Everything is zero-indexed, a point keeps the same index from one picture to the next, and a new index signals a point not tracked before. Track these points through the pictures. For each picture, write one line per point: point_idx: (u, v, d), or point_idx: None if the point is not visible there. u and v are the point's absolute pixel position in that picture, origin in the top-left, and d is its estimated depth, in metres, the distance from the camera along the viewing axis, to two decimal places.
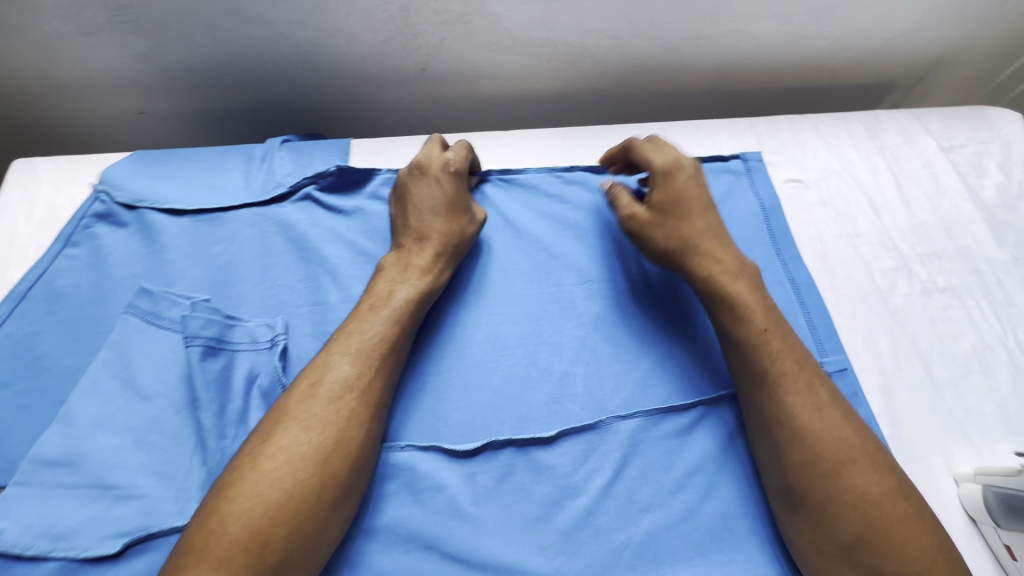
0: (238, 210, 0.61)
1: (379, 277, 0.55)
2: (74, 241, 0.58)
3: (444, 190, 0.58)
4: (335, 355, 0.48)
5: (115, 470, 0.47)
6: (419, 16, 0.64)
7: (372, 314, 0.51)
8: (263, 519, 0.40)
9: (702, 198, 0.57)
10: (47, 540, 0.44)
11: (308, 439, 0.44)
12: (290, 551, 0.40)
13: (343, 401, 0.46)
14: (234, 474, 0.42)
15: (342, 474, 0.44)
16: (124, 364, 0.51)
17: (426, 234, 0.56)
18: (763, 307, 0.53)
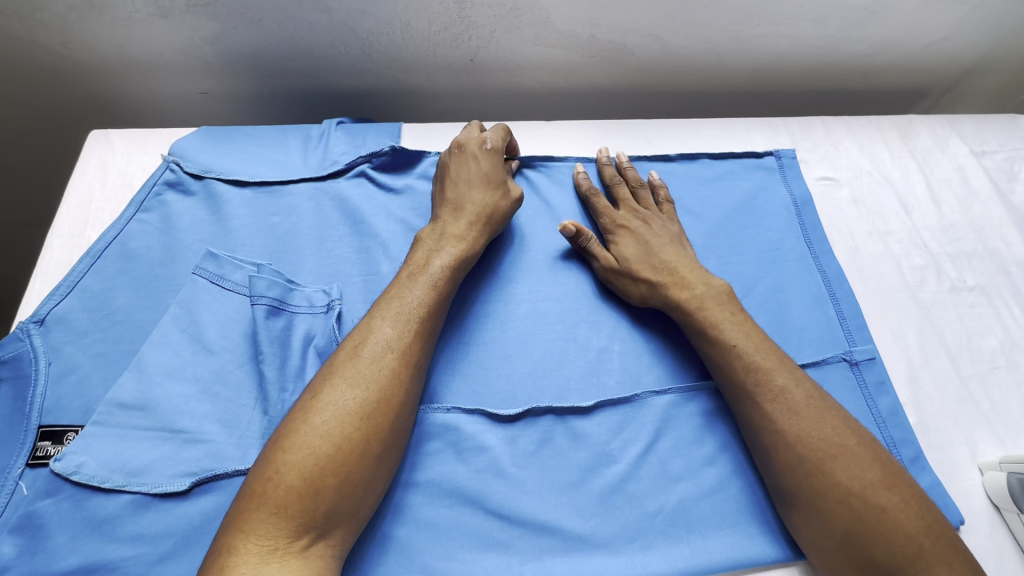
0: (297, 184, 0.65)
1: (419, 247, 0.56)
2: (146, 207, 0.62)
3: (481, 166, 0.61)
4: (376, 319, 0.49)
5: (184, 416, 0.50)
6: (472, 9, 0.67)
7: (412, 281, 0.52)
8: (315, 469, 0.41)
9: (660, 239, 0.61)
10: (123, 475, 0.47)
11: (353, 395, 0.44)
12: (340, 501, 0.41)
13: (386, 360, 0.47)
14: (286, 428, 0.43)
15: (388, 430, 0.45)
16: (192, 321, 0.54)
17: (463, 205, 0.59)
18: (738, 325, 0.55)
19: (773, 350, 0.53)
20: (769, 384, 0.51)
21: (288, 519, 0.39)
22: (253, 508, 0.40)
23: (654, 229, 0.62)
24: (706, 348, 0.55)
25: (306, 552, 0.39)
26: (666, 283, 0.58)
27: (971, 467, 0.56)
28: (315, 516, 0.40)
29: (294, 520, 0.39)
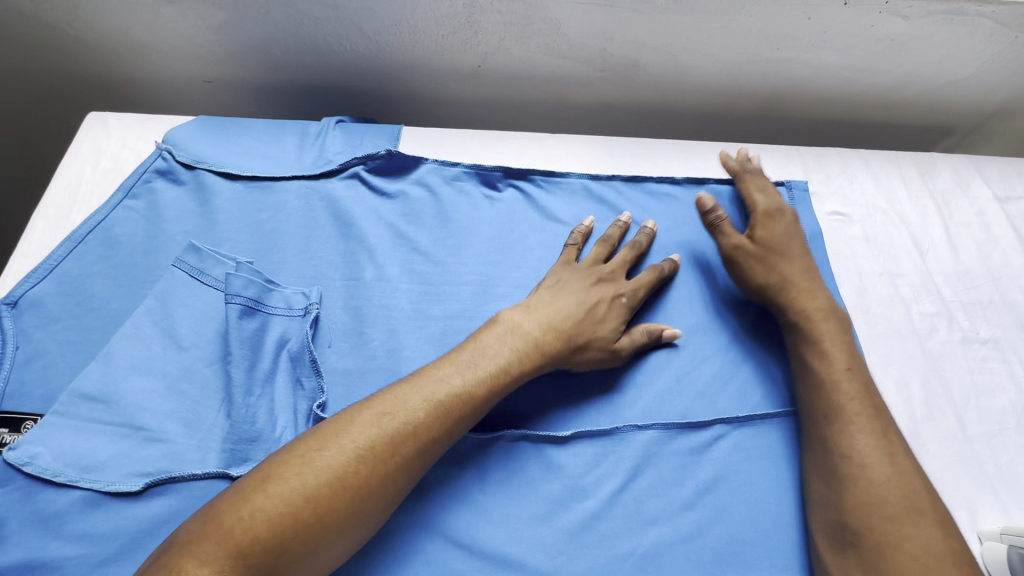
0: (288, 181, 0.63)
1: (490, 327, 0.52)
2: (134, 193, 0.61)
3: (606, 304, 0.56)
4: (415, 389, 0.46)
5: (146, 413, 0.49)
6: (482, 14, 0.66)
7: (475, 364, 0.48)
8: (287, 530, 0.38)
9: (801, 244, 0.60)
10: (77, 469, 0.46)
11: (357, 469, 0.41)
12: (293, 570, 0.38)
13: (406, 442, 0.43)
14: (280, 467, 0.40)
15: (371, 507, 0.41)
16: (165, 314, 0.53)
17: (557, 311, 0.54)
18: (846, 347, 0.53)
19: (875, 389, 0.52)
20: (860, 416, 0.49)
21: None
22: (205, 544, 0.36)
23: (799, 233, 0.61)
24: (807, 366, 0.53)
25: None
26: (797, 284, 0.57)
27: (970, 534, 0.52)
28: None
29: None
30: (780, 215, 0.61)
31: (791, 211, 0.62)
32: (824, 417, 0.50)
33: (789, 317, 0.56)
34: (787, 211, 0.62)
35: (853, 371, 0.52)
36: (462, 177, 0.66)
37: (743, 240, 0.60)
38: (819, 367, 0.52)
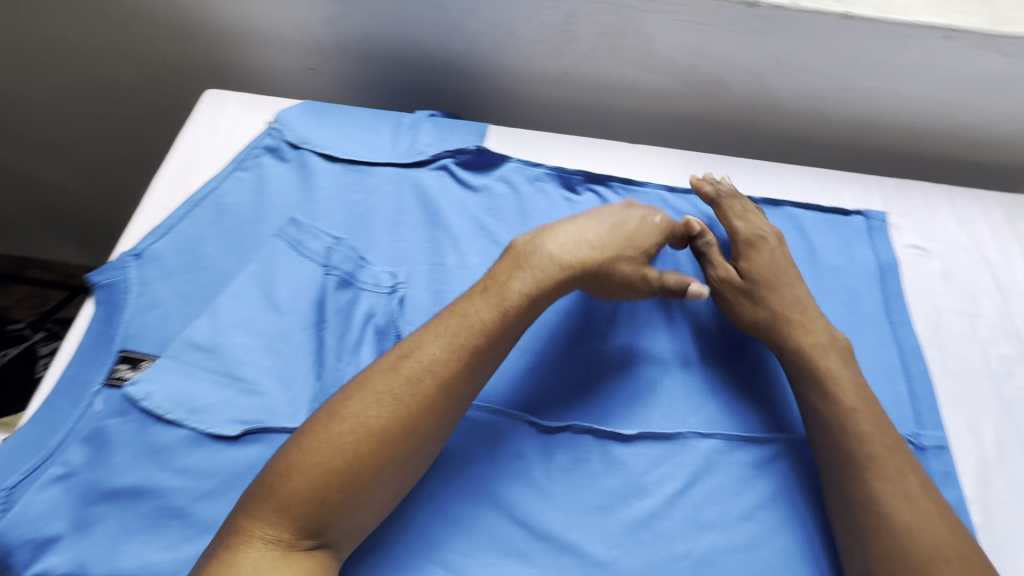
0: (383, 167, 0.67)
1: (505, 258, 0.53)
2: (245, 166, 0.66)
3: (635, 227, 0.57)
4: (428, 340, 0.47)
5: (246, 367, 0.54)
6: (578, 24, 0.69)
7: (484, 299, 0.50)
8: (324, 479, 0.41)
9: (788, 271, 0.61)
10: (184, 410, 0.51)
11: (376, 414, 0.44)
12: (341, 517, 0.41)
13: (425, 386, 0.45)
14: (312, 426, 0.44)
15: (399, 452, 0.44)
16: (267, 279, 0.58)
17: (585, 236, 0.54)
18: (853, 384, 0.53)
19: (893, 433, 0.51)
20: (880, 463, 0.49)
21: (288, 529, 0.40)
22: (259, 505, 0.41)
23: (786, 260, 0.62)
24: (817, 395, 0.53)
25: (302, 561, 0.40)
26: (790, 320, 0.57)
27: None
28: (317, 528, 0.41)
29: (294, 529, 0.40)
30: (763, 241, 0.62)
31: (773, 237, 0.63)
32: (843, 467, 0.49)
33: (788, 355, 0.56)
34: (770, 239, 0.63)
35: (860, 410, 0.51)
36: (544, 178, 0.68)
37: (730, 272, 0.61)
38: (826, 410, 0.52)
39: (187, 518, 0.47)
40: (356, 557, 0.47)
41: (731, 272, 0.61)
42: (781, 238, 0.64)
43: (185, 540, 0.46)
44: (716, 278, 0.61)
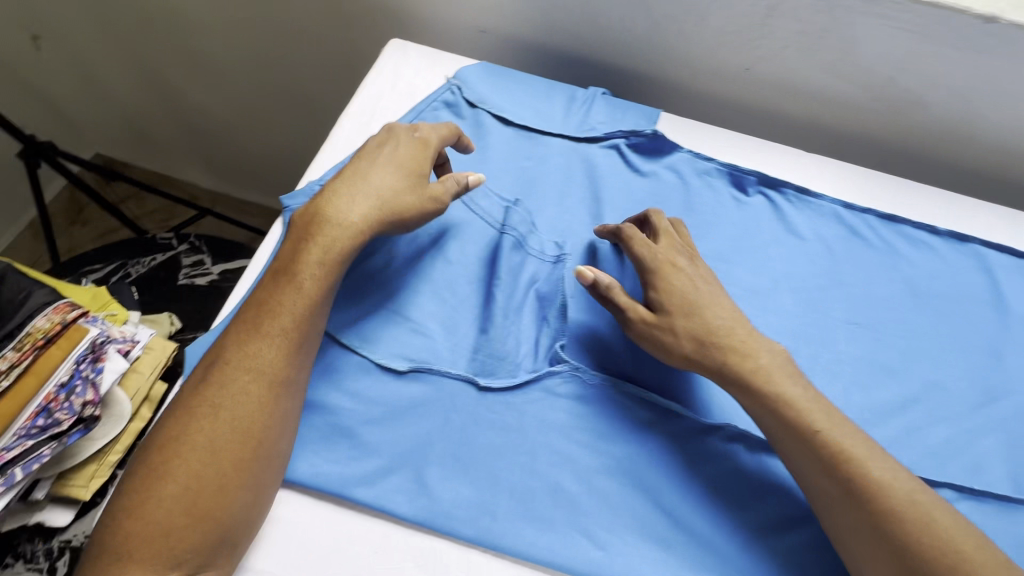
0: (555, 138, 0.68)
1: (289, 236, 0.53)
2: (423, 117, 0.68)
3: (405, 145, 0.57)
4: (231, 345, 0.48)
5: (415, 307, 0.56)
6: (779, 19, 0.65)
7: (278, 282, 0.50)
8: (166, 511, 0.43)
9: (709, 290, 0.54)
10: (356, 338, 0.54)
11: (200, 430, 0.45)
12: (200, 539, 0.43)
13: (240, 384, 0.47)
14: (139, 467, 0.45)
15: (239, 462, 0.45)
16: (440, 228, 0.60)
17: (377, 191, 0.54)
18: (810, 402, 0.49)
19: (902, 469, 0.47)
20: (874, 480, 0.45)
21: (142, 568, 0.42)
22: (108, 564, 0.42)
23: (701, 273, 0.55)
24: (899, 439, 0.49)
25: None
26: (732, 355, 0.51)
27: None
28: (180, 554, 0.42)
29: (147, 565, 0.42)
30: (671, 265, 0.55)
31: (676, 259, 0.55)
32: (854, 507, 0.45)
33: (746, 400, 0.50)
34: (676, 260, 0.55)
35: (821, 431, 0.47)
36: (714, 173, 0.66)
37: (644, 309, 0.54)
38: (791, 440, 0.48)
39: (356, 439, 0.50)
40: (506, 509, 0.48)
41: (641, 310, 0.53)
42: (690, 256, 0.57)
43: (355, 457, 0.49)
44: (636, 325, 0.53)
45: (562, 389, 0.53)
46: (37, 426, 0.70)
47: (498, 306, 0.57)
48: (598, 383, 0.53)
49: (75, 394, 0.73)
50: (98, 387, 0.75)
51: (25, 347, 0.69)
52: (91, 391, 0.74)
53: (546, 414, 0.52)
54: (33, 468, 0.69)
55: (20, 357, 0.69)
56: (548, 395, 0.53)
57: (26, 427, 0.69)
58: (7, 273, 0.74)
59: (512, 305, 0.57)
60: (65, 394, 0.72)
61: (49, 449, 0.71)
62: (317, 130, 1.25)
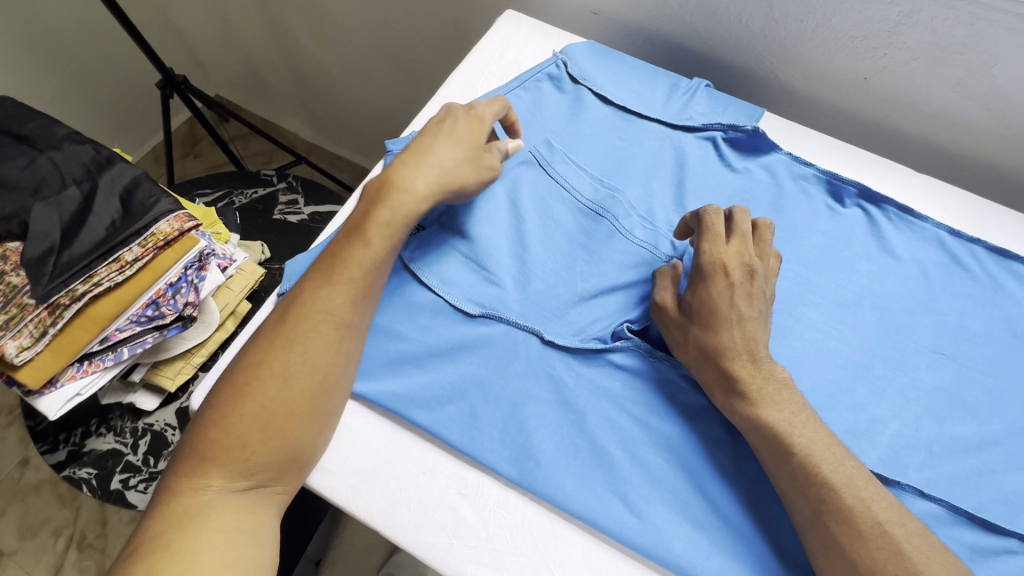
0: (651, 123, 0.68)
1: (360, 200, 0.55)
2: (526, 86, 0.70)
3: (461, 121, 0.58)
4: (306, 289, 0.51)
5: (491, 259, 0.59)
6: (911, 28, 0.62)
7: (348, 240, 0.53)
8: (242, 427, 0.46)
9: (742, 310, 0.51)
10: (435, 279, 0.57)
11: (275, 360, 0.48)
12: (271, 457, 0.46)
13: (313, 324, 0.50)
14: (217, 392, 0.48)
15: (309, 389, 0.48)
16: (514, 189, 0.63)
17: (440, 164, 0.55)
18: (793, 414, 0.48)
19: (891, 498, 0.45)
20: (842, 490, 0.44)
21: (220, 474, 0.45)
22: (188, 466, 0.46)
23: (748, 293, 0.52)
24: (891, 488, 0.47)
25: (243, 496, 0.45)
26: (741, 366, 0.49)
27: None
28: (253, 467, 0.46)
29: (224, 472, 0.45)
30: (722, 274, 0.52)
31: (735, 272, 0.52)
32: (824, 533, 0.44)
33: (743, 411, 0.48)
34: (732, 270, 0.52)
35: (801, 440, 0.46)
36: (811, 179, 0.64)
37: (672, 297, 0.54)
38: (776, 450, 0.47)
39: (421, 365, 0.54)
40: (551, 458, 0.50)
41: (677, 309, 0.54)
42: (750, 270, 0.53)
43: (416, 381, 0.53)
44: (663, 317, 0.54)
45: (620, 361, 0.55)
46: (146, 315, 0.80)
47: (565, 288, 0.58)
48: (656, 361, 0.54)
49: (180, 294, 0.82)
50: (198, 291, 0.84)
51: (147, 245, 0.77)
52: (193, 293, 0.83)
53: (601, 380, 0.54)
54: (136, 350, 0.80)
55: (142, 254, 0.76)
56: (606, 364, 0.55)
57: (137, 314, 0.79)
58: (139, 178, 0.81)
59: (577, 284, 0.58)
60: (172, 292, 0.82)
61: (151, 337, 0.81)
62: (417, 95, 1.31)
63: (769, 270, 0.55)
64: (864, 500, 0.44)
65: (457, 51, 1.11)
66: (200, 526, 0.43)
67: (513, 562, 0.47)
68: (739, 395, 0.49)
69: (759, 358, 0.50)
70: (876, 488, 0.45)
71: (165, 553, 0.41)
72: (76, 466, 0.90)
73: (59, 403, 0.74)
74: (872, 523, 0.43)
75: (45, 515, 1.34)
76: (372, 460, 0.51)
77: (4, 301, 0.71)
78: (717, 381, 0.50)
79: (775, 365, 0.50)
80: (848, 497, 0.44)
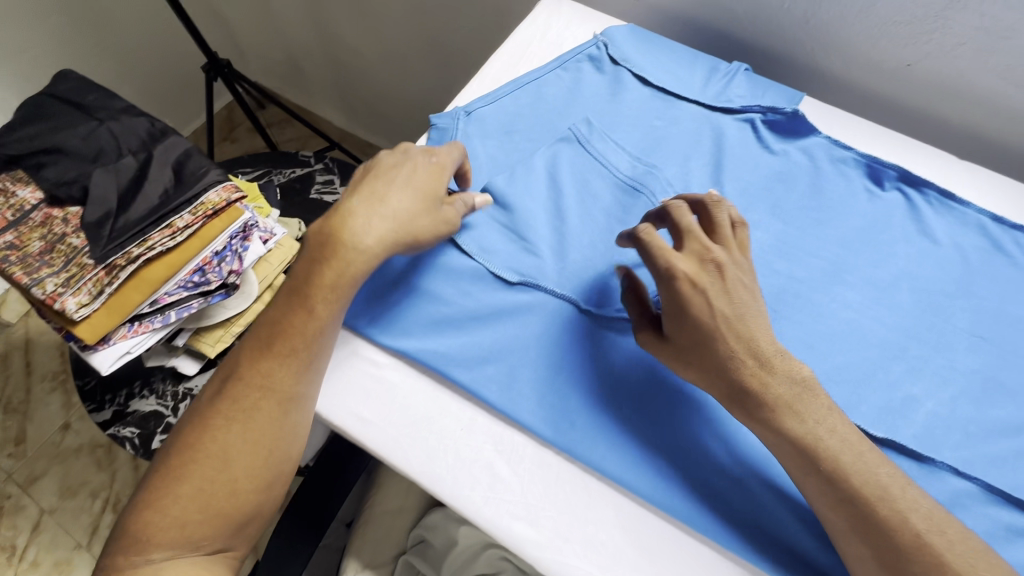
0: (690, 105, 0.69)
1: (303, 254, 0.54)
2: (567, 66, 0.72)
3: (416, 167, 0.56)
4: (246, 362, 0.52)
5: (530, 231, 0.61)
6: (959, 12, 0.61)
7: (292, 304, 0.52)
8: (185, 507, 0.49)
9: (726, 310, 0.49)
10: (476, 248, 0.59)
11: (218, 438, 0.50)
12: (213, 530, 0.49)
13: (253, 401, 0.50)
14: (162, 466, 0.51)
15: (252, 466, 0.50)
16: (555, 166, 0.65)
17: (394, 215, 0.53)
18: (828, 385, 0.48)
19: None
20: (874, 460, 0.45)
21: (163, 548, 0.48)
22: (135, 539, 0.49)
23: (720, 290, 0.49)
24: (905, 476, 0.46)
25: (190, 564, 0.49)
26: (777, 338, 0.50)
27: None
28: (196, 540, 0.49)
29: (167, 546, 0.48)
30: (688, 280, 0.49)
31: (699, 275, 0.49)
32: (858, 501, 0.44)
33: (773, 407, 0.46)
34: (693, 274, 0.49)
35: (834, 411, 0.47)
36: (850, 162, 0.64)
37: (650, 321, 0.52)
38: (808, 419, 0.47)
39: (460, 327, 0.56)
40: (584, 420, 0.52)
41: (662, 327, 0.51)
42: (717, 265, 0.50)
43: (454, 342, 0.55)
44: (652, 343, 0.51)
45: None
46: (193, 281, 0.83)
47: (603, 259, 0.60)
48: None
49: (225, 262, 0.86)
50: (243, 261, 0.88)
51: (197, 214, 0.80)
52: (237, 262, 0.87)
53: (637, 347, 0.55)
54: (183, 314, 0.84)
55: (192, 222, 0.80)
56: None
57: (185, 280, 0.82)
58: (190, 152, 0.85)
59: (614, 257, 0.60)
60: (218, 260, 0.85)
61: (197, 302, 0.85)
62: (451, 83, 1.34)
63: (733, 257, 0.52)
64: (899, 510, 0.43)
65: (495, 37, 1.13)
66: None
67: (545, 517, 0.49)
68: (759, 403, 0.47)
69: (777, 349, 0.48)
70: (910, 500, 0.43)
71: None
72: (120, 425, 0.95)
73: (111, 359, 0.79)
74: (908, 531, 0.42)
75: (83, 477, 1.40)
76: (412, 415, 0.53)
77: (64, 261, 0.74)
78: (729, 394, 0.48)
79: (801, 365, 0.48)
80: (883, 511, 0.43)
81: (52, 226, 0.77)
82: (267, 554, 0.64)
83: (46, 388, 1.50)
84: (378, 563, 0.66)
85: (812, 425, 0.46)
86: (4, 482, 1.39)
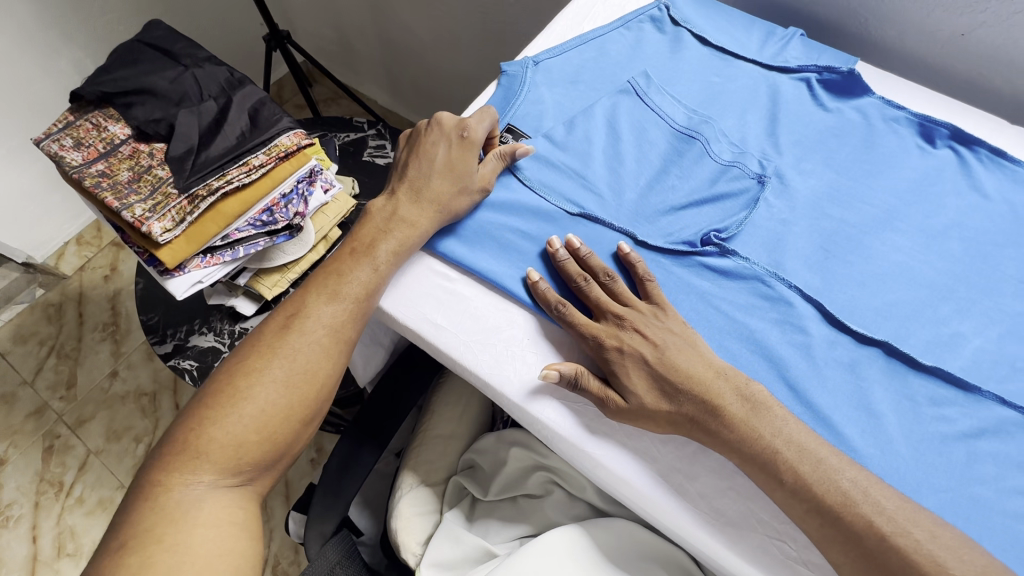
0: (747, 64, 0.73)
1: (367, 223, 0.61)
2: (629, 26, 0.76)
3: (451, 149, 0.62)
4: (312, 302, 0.57)
5: (591, 170, 0.65)
6: None
7: (354, 259, 0.59)
8: (240, 428, 0.51)
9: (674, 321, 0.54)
10: (538, 183, 0.64)
11: (281, 367, 0.54)
12: (261, 455, 0.52)
13: (317, 336, 0.55)
14: (216, 392, 0.53)
15: (310, 396, 0.54)
16: (614, 113, 0.68)
17: (435, 200, 0.60)
18: None
19: None
20: None
21: (212, 469, 0.50)
22: (182, 459, 0.50)
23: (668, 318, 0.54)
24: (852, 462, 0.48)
25: (231, 491, 0.50)
26: None
27: None
28: (245, 462, 0.51)
29: (217, 468, 0.50)
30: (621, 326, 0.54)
31: (620, 335, 0.53)
32: None
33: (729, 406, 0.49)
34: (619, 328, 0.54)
35: None
36: (902, 121, 0.67)
37: (597, 385, 0.52)
38: None
39: (524, 249, 0.61)
40: None
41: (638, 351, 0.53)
42: (631, 321, 0.54)
43: (523, 249, 0.61)
44: (610, 408, 0.52)
45: (709, 262, 0.59)
46: (261, 220, 0.89)
47: (662, 198, 0.63)
48: (745, 264, 0.59)
49: (291, 204, 0.91)
50: (307, 204, 0.92)
51: (271, 155, 0.85)
52: (303, 204, 0.91)
53: (690, 279, 0.59)
54: (250, 250, 0.90)
55: (266, 161, 0.85)
56: (695, 263, 0.60)
57: (254, 219, 0.88)
58: (265, 100, 0.90)
59: (670, 196, 0.63)
60: (285, 203, 0.90)
61: (263, 241, 0.90)
62: (499, 60, 1.38)
63: (649, 315, 0.54)
64: (863, 515, 0.44)
65: (547, 12, 1.16)
66: (194, 519, 0.47)
67: (600, 421, 0.54)
68: (718, 422, 0.49)
69: (718, 372, 0.51)
70: (874, 503, 0.45)
71: (159, 545, 0.45)
72: (180, 357, 1.00)
73: (186, 285, 0.85)
74: (874, 535, 0.44)
75: (128, 422, 1.43)
76: (482, 321, 0.58)
77: (150, 190, 0.80)
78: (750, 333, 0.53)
79: (750, 383, 0.51)
80: (848, 517, 0.44)
81: (139, 159, 0.83)
82: (324, 473, 0.65)
83: (97, 336, 1.53)
84: (432, 481, 0.69)
85: (766, 437, 0.48)
86: (54, 422, 1.43)
